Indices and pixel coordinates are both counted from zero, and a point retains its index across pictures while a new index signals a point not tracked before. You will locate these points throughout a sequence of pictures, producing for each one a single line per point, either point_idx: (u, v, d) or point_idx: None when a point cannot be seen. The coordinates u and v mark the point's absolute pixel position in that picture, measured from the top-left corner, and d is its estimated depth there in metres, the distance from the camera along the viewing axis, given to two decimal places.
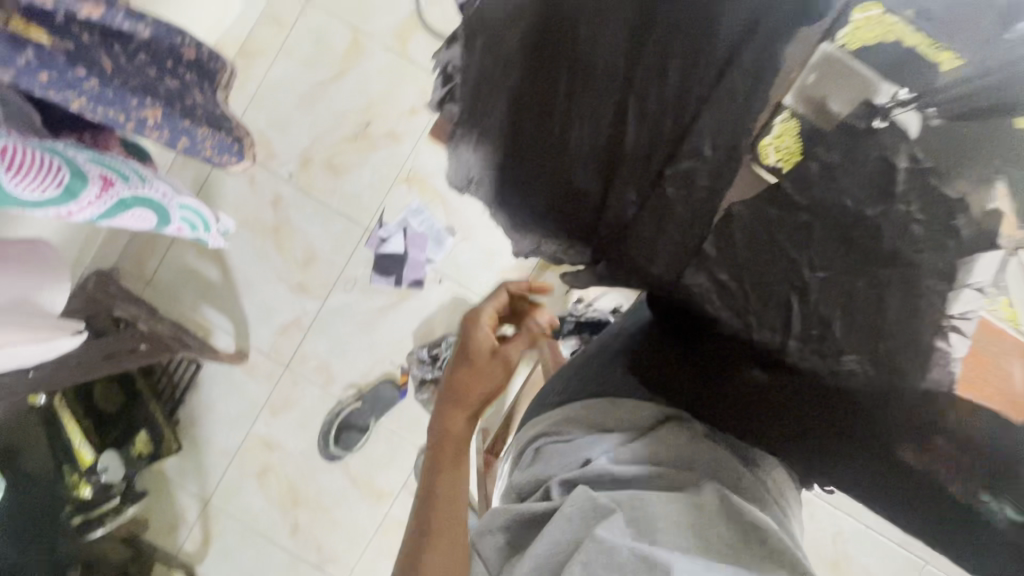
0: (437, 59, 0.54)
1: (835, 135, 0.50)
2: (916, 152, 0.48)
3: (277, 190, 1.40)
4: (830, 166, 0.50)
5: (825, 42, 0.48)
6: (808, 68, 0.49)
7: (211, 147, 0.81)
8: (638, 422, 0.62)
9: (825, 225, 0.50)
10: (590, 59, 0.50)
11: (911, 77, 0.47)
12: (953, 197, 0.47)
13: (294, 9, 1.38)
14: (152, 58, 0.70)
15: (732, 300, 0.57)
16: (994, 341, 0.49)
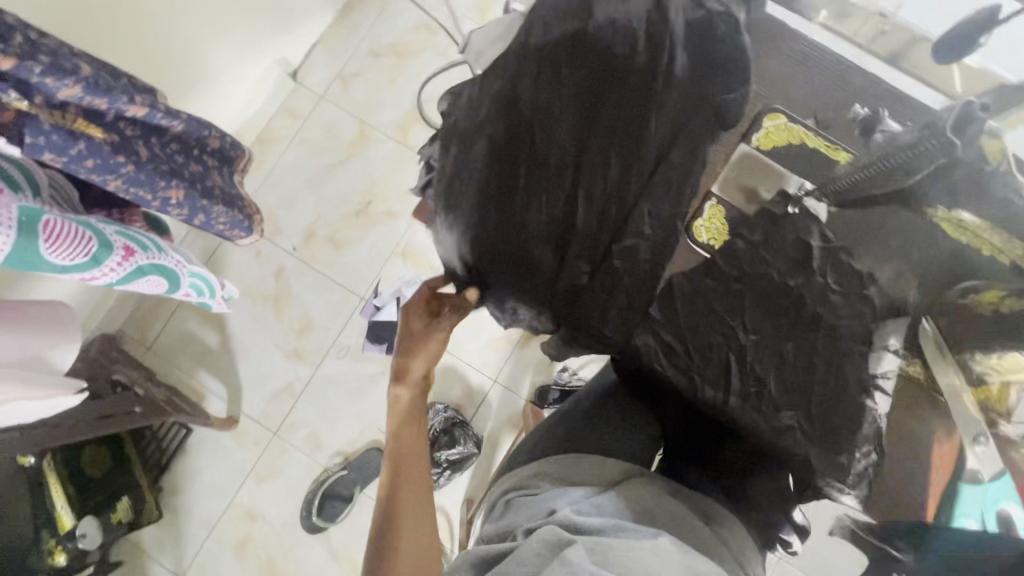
0: (421, 157, 0.73)
1: (759, 219, 0.72)
2: (826, 232, 0.69)
3: (281, 261, 1.49)
4: (754, 243, 0.71)
5: (742, 144, 0.74)
6: (730, 165, 0.74)
7: (223, 222, 0.90)
8: (603, 477, 0.65)
9: (756, 294, 0.69)
10: (544, 158, 0.68)
11: (809, 174, 0.73)
12: (862, 270, 0.67)
13: (309, 103, 1.56)
14: (181, 147, 0.81)
15: (678, 360, 0.72)
16: (911, 398, 0.66)
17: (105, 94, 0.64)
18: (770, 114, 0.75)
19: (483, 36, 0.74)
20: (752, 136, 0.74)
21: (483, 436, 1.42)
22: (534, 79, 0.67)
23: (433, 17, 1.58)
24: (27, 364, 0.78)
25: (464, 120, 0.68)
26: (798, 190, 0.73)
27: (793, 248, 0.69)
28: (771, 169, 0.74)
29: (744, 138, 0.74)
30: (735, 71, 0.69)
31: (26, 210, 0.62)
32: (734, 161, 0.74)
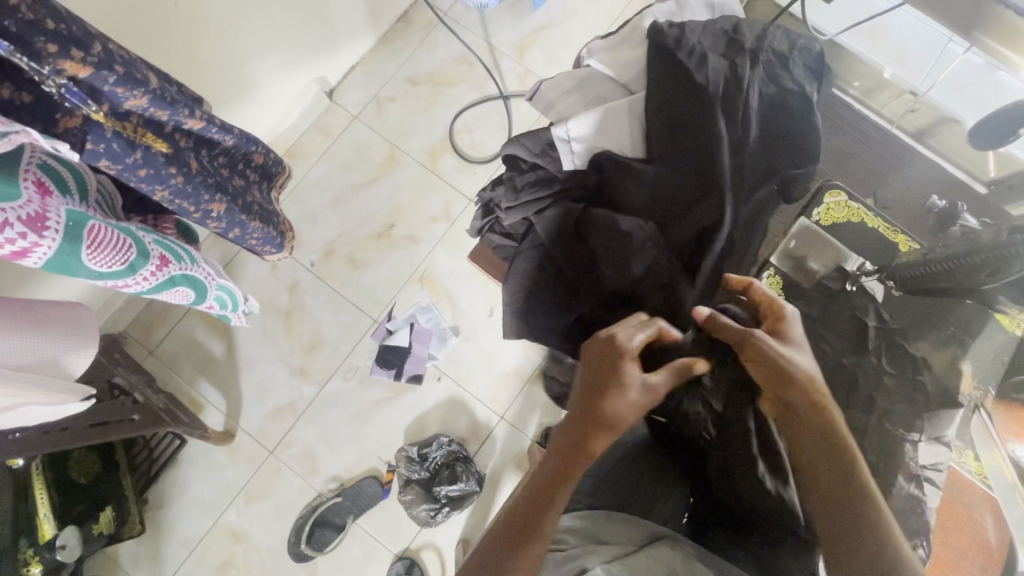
0: (482, 198, 0.80)
1: (813, 292, 0.73)
2: (881, 313, 0.69)
3: (297, 275, 1.48)
4: (811, 316, 0.71)
5: (803, 217, 0.76)
6: (790, 236, 0.76)
7: (256, 238, 0.89)
8: (632, 538, 0.63)
9: None
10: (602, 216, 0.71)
11: (868, 255, 0.75)
12: (915, 355, 0.67)
13: (342, 122, 1.57)
14: (228, 161, 0.80)
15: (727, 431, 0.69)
16: (964, 491, 0.65)
17: (169, 106, 0.64)
18: (831, 191, 0.77)
19: (551, 86, 0.75)
20: (812, 209, 0.76)
21: (486, 473, 1.38)
22: (599, 148, 0.71)
23: (473, 51, 1.61)
24: (41, 367, 0.75)
25: (523, 174, 0.75)
26: (856, 267, 0.74)
27: (848, 325, 0.69)
28: (830, 245, 0.75)
29: (805, 211, 0.76)
30: (804, 146, 0.69)
31: (73, 214, 0.60)
32: (795, 233, 0.76)
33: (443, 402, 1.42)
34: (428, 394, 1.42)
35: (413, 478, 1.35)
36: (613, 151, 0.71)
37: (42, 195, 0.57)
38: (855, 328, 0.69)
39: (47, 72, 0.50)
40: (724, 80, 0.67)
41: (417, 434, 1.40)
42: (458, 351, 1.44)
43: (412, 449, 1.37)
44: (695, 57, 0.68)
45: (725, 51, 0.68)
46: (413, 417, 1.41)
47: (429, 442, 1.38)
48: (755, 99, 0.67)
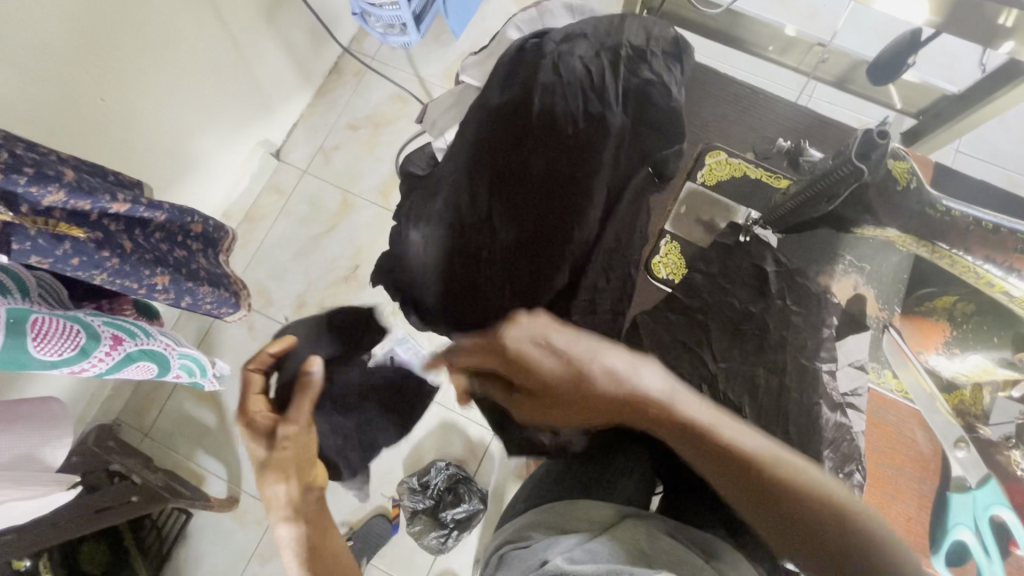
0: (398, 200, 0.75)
1: (716, 251, 0.79)
2: (776, 258, 0.77)
3: (273, 333, 1.52)
4: (711, 274, 0.78)
5: (689, 182, 0.84)
6: (681, 201, 0.83)
7: (210, 302, 0.93)
8: (595, 520, 0.64)
9: (719, 322, 0.74)
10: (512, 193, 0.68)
11: (754, 204, 0.83)
12: (817, 292, 0.75)
13: (293, 178, 1.63)
14: (166, 235, 0.85)
15: None
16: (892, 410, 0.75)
17: (88, 195, 0.67)
18: (711, 152, 0.85)
19: (438, 106, 0.78)
20: (696, 173, 0.84)
21: (489, 490, 1.39)
22: None
23: (405, 88, 1.68)
24: (17, 464, 0.78)
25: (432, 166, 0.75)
26: (746, 219, 0.82)
27: (748, 273, 0.77)
28: (717, 201, 0.83)
29: (691, 176, 0.84)
30: (667, 129, 0.74)
31: (14, 312, 0.64)
32: (683, 199, 0.83)
33: (435, 428, 1.43)
34: (418, 423, 1.44)
35: (418, 509, 1.35)
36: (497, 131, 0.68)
37: None
38: (755, 278, 0.76)
39: None
40: (583, 74, 0.70)
41: (415, 465, 1.41)
42: (441, 375, 1.46)
43: (413, 479, 1.38)
44: (552, 64, 0.69)
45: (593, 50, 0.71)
46: (408, 450, 1.42)
47: (426, 470, 1.39)
48: (618, 93, 0.71)
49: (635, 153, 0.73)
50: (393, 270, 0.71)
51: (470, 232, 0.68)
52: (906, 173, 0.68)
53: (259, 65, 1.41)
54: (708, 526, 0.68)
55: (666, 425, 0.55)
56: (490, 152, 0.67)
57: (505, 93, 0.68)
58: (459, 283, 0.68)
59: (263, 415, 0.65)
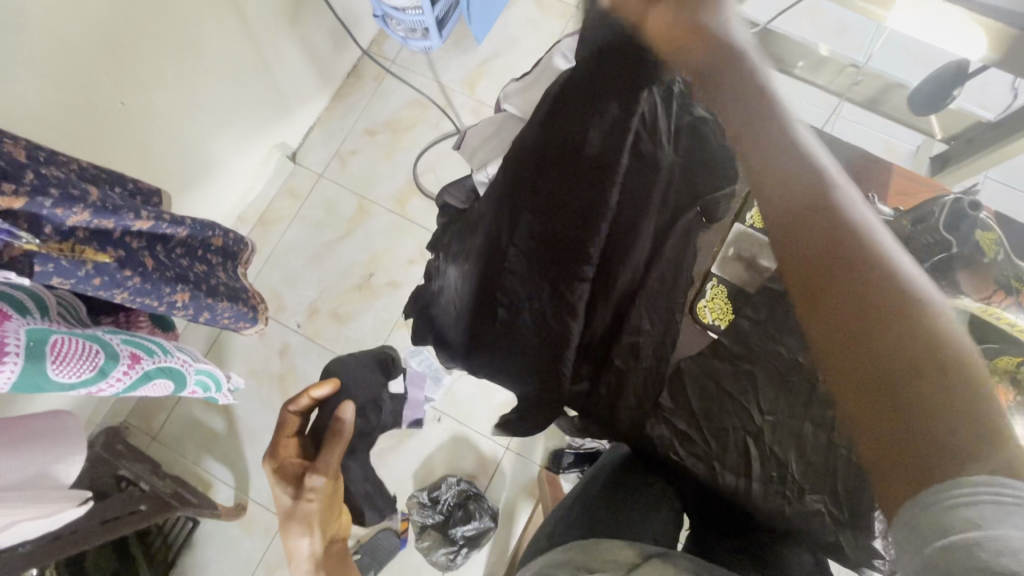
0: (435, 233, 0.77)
1: (760, 297, 0.69)
2: None
3: (285, 340, 1.50)
4: (759, 321, 0.67)
5: (738, 222, 0.71)
6: (728, 242, 0.71)
7: (228, 317, 0.91)
8: (621, 560, 0.62)
9: (767, 371, 0.65)
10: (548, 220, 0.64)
11: None
12: None
13: (308, 182, 1.61)
14: (185, 251, 0.83)
15: (695, 446, 0.67)
16: None
17: (113, 214, 0.66)
18: None
19: (477, 134, 0.76)
20: (747, 213, 0.71)
21: (500, 507, 1.37)
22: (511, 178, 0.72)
23: (424, 93, 1.65)
24: (32, 482, 0.76)
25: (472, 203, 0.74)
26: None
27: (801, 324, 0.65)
28: None
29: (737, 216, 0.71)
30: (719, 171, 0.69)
31: (33, 333, 0.62)
32: (731, 241, 0.71)
33: (447, 442, 1.42)
34: (430, 436, 1.42)
35: (428, 524, 1.34)
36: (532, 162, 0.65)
37: (1, 320, 0.59)
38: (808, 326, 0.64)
39: None
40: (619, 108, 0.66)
41: (425, 479, 1.40)
42: (453, 388, 1.44)
43: (423, 494, 1.36)
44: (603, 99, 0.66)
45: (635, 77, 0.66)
46: (420, 463, 1.40)
47: (437, 485, 1.37)
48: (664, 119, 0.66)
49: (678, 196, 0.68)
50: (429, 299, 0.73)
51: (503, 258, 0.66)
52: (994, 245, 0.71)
53: (279, 68, 1.39)
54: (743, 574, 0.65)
55: (822, 277, 0.46)
56: (528, 186, 0.65)
57: (549, 124, 0.66)
58: (492, 311, 0.66)
59: (292, 464, 0.71)
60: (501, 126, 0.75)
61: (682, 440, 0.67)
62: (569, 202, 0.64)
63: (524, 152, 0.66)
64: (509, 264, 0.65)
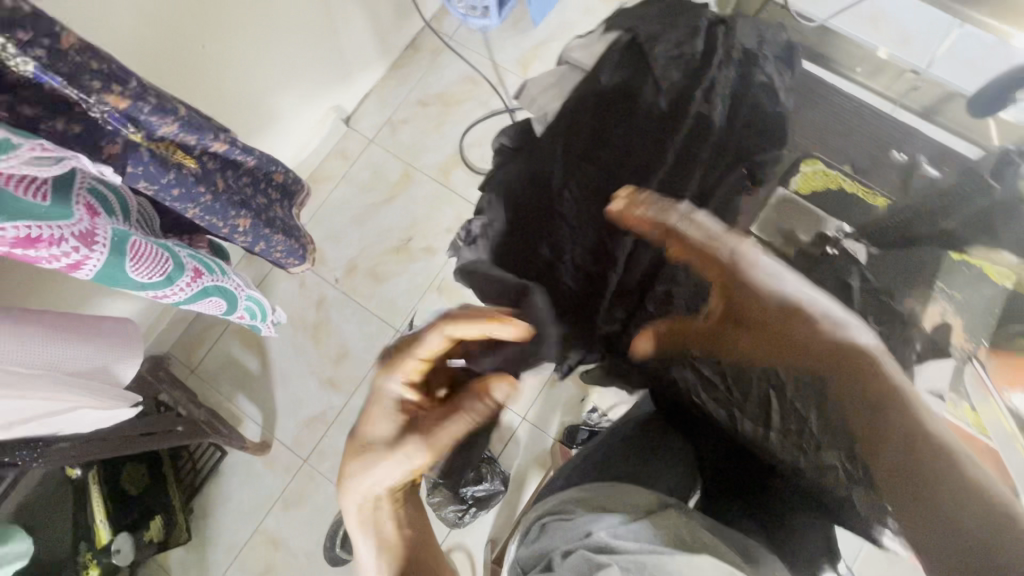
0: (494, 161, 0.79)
1: (797, 260, 0.75)
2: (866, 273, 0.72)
3: (323, 292, 1.56)
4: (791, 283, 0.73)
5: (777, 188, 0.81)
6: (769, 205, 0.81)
7: (280, 250, 0.97)
8: (637, 504, 0.65)
9: None
10: (608, 166, 0.71)
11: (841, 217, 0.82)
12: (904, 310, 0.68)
13: (360, 145, 1.67)
14: (251, 181, 0.88)
15: (717, 394, 0.68)
16: None
17: (196, 132, 0.71)
18: (808, 161, 0.85)
19: (539, 85, 0.82)
20: (790, 181, 0.84)
21: (511, 473, 1.41)
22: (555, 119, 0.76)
23: (478, 70, 1.70)
24: (95, 374, 0.83)
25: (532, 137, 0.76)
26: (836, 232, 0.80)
27: (831, 288, 0.71)
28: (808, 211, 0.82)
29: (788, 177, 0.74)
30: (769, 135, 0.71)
31: (118, 232, 0.68)
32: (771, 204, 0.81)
33: None
34: None
35: None
36: (600, 111, 0.72)
37: (92, 216, 0.65)
38: (839, 289, 0.70)
39: (92, 100, 0.60)
40: (683, 72, 0.71)
41: None
42: None
43: None
44: (664, 58, 0.72)
45: (703, 49, 0.72)
46: None
47: None
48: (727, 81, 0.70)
49: (726, 154, 0.70)
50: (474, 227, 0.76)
51: (554, 189, 0.72)
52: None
53: (345, 31, 1.45)
54: (750, 531, 0.66)
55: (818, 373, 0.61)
56: (585, 131, 0.72)
57: (615, 73, 0.73)
58: (535, 241, 0.72)
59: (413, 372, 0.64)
60: (562, 81, 0.78)
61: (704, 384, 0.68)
62: (631, 153, 0.71)
63: (586, 98, 0.73)
64: (569, 205, 0.71)
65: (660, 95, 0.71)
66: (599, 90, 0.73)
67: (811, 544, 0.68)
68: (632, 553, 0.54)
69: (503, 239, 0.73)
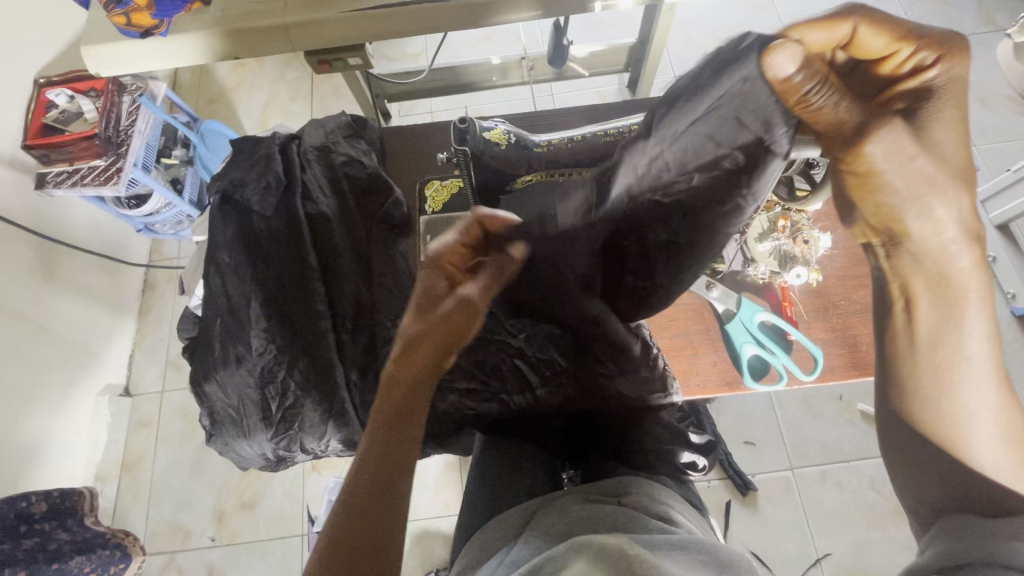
0: (185, 335, 0.76)
1: None
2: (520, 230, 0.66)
3: (207, 561, 1.40)
4: None
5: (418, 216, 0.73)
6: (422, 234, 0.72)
7: (92, 571, 0.88)
8: (510, 530, 0.66)
9: None
10: (269, 284, 0.70)
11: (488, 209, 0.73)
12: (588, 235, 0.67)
13: (154, 405, 1.56)
14: (6, 534, 0.80)
15: (483, 395, 0.76)
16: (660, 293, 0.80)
17: None
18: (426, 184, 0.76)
19: (189, 273, 0.80)
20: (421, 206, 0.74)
21: None
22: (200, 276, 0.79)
23: None
24: None
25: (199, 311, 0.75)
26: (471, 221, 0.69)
27: None
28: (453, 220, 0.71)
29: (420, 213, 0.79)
30: (376, 187, 0.76)
31: None
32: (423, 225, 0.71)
33: (410, 546, 1.38)
34: None
35: None
36: (231, 242, 0.71)
37: None
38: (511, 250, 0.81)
39: None
40: (280, 173, 0.75)
41: None
42: None
43: None
44: (259, 193, 0.73)
45: (281, 146, 0.77)
46: None
47: None
48: (315, 171, 0.77)
49: (362, 223, 0.76)
50: (205, 404, 0.71)
51: (234, 327, 0.69)
52: (503, 136, 0.63)
53: (61, 323, 1.37)
54: (618, 471, 0.70)
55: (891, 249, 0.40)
56: (245, 299, 0.70)
57: (226, 227, 0.72)
58: (264, 386, 0.69)
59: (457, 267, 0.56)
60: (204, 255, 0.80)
61: (470, 395, 0.75)
62: (282, 259, 0.71)
63: (215, 257, 0.71)
64: (258, 341, 0.69)
65: (268, 196, 0.73)
66: (224, 249, 0.71)
67: (658, 440, 0.75)
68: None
69: (241, 400, 0.69)
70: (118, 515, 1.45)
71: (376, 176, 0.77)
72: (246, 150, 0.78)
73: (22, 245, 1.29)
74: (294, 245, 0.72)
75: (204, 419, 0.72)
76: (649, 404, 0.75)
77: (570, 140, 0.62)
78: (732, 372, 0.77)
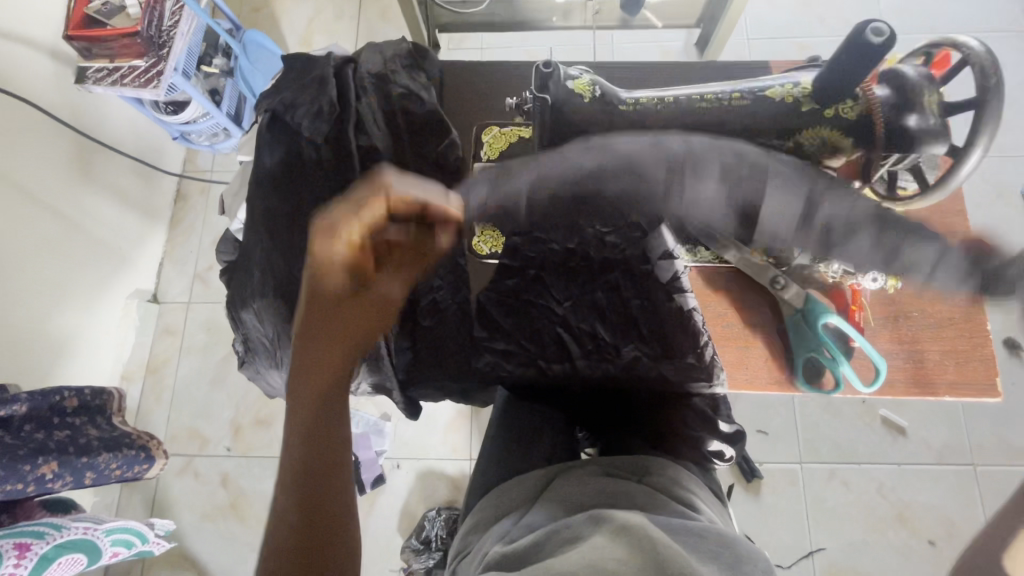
0: (223, 257, 0.76)
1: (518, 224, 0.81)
2: None
3: (222, 468, 1.46)
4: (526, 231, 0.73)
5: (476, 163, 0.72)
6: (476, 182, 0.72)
7: (118, 467, 0.90)
8: (525, 495, 0.65)
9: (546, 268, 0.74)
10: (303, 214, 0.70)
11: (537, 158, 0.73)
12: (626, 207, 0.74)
13: (180, 315, 1.59)
14: (39, 425, 0.83)
15: (518, 355, 0.76)
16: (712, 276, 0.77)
17: None
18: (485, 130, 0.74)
19: (230, 192, 0.78)
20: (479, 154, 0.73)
21: None
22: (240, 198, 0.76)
23: None
24: None
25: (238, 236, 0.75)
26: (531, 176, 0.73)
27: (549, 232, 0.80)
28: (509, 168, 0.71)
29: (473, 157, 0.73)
30: (435, 127, 0.74)
31: None
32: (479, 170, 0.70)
33: (414, 482, 1.42)
34: (397, 485, 1.42)
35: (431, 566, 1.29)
36: (281, 167, 0.71)
37: None
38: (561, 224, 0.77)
39: None
40: (333, 101, 0.72)
41: (409, 526, 1.39)
42: (399, 431, 1.46)
43: (412, 540, 1.33)
44: (309, 118, 0.71)
45: (336, 67, 0.74)
46: (398, 514, 1.40)
47: (421, 525, 1.34)
48: (370, 103, 0.74)
49: (413, 162, 0.73)
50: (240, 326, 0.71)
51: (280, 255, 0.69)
52: (588, 87, 0.61)
53: (95, 223, 1.38)
54: (642, 449, 0.69)
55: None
56: (284, 224, 0.70)
57: (273, 152, 0.71)
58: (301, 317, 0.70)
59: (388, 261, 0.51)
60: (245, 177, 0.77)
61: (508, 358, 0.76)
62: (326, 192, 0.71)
63: (261, 181, 0.71)
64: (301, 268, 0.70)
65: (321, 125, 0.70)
66: (269, 172, 0.71)
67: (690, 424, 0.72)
68: (526, 553, 0.54)
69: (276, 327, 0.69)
70: (141, 415, 1.51)
71: (434, 113, 0.74)
72: (297, 68, 0.75)
73: (61, 139, 1.28)
74: (340, 177, 0.71)
75: (237, 343, 0.73)
76: (687, 388, 0.74)
77: (661, 102, 0.62)
78: (782, 371, 0.74)
